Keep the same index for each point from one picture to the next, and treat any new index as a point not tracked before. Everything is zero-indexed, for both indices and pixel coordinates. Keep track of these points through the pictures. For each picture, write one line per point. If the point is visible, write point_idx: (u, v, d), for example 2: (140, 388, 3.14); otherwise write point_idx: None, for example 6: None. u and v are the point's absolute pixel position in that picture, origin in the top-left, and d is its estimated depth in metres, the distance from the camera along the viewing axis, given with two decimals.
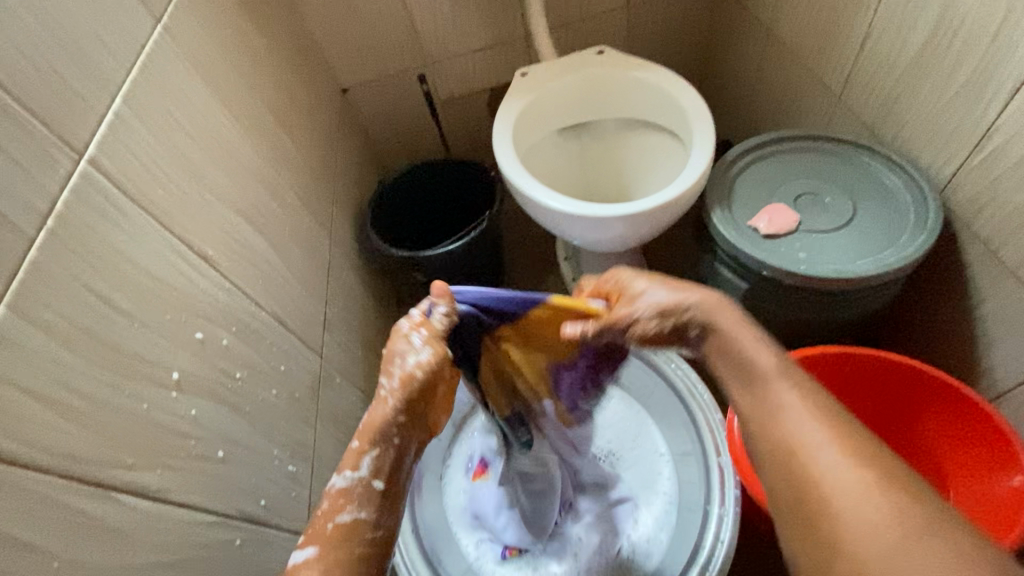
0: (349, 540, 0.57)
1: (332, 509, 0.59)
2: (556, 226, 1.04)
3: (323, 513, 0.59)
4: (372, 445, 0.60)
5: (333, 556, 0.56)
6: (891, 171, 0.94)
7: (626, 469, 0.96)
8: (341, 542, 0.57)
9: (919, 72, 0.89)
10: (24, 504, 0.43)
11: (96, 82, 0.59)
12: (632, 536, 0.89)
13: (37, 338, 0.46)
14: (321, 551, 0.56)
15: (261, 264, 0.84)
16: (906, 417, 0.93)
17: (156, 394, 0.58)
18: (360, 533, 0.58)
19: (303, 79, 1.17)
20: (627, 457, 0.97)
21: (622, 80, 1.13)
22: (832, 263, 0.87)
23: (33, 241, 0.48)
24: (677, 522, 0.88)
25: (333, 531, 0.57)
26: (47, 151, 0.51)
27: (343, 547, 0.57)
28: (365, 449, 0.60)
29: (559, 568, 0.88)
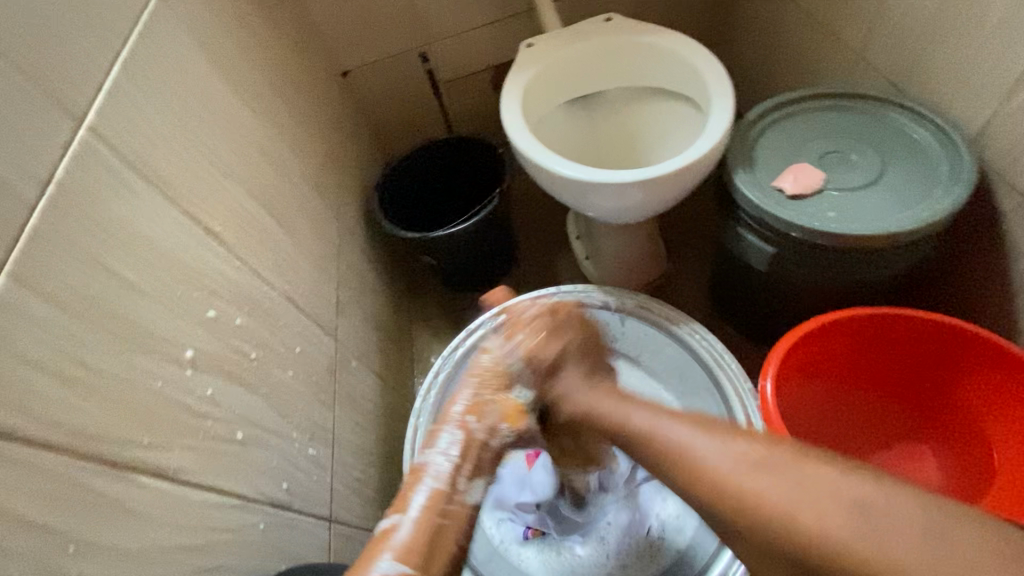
0: (434, 511, 0.58)
1: (416, 481, 0.61)
2: (572, 198, 1.01)
3: (409, 486, 0.61)
4: (453, 423, 0.65)
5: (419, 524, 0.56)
6: (919, 124, 0.91)
7: None
8: (426, 510, 0.57)
9: (948, 18, 0.85)
10: (37, 483, 0.40)
11: (92, 47, 0.56)
12: (660, 515, 0.87)
13: (43, 309, 0.43)
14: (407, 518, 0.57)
15: (272, 244, 0.81)
16: (940, 377, 0.90)
17: (170, 372, 0.55)
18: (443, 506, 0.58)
19: (303, 57, 1.13)
20: None
21: (633, 46, 1.09)
22: (862, 220, 0.84)
23: (33, 207, 0.45)
24: None
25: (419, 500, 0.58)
26: (44, 114, 0.48)
27: (428, 519, 0.57)
28: (444, 426, 0.66)
29: (584, 550, 0.86)
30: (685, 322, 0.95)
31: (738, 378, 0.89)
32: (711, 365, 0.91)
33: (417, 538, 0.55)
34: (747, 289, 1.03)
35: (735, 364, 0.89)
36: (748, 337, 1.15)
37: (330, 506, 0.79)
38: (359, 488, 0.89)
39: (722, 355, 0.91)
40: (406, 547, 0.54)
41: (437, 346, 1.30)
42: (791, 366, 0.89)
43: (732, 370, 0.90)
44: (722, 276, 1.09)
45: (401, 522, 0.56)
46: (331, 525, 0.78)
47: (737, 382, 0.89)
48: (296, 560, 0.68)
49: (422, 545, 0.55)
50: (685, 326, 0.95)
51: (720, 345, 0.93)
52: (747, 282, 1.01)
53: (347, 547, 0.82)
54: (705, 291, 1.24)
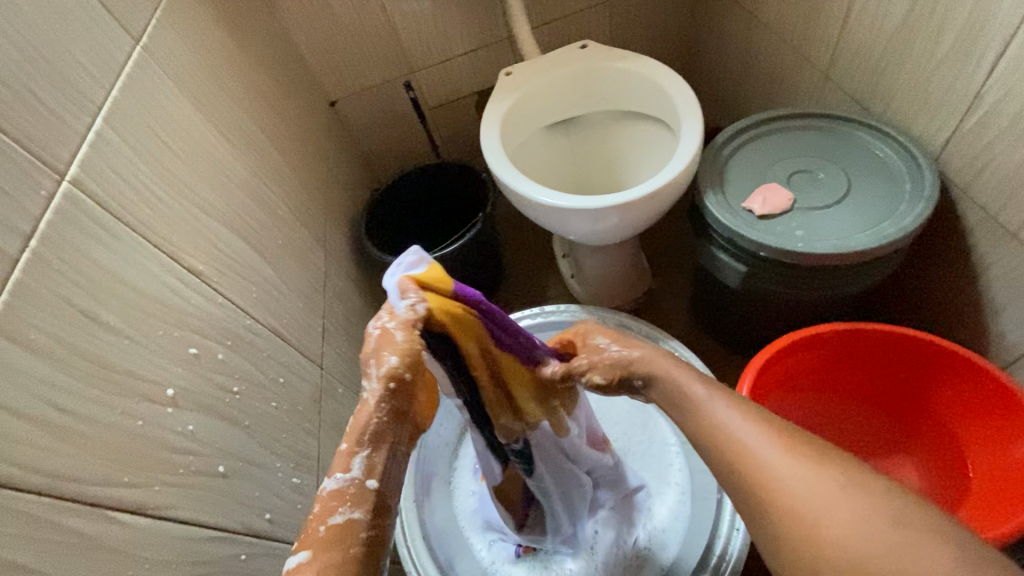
0: (346, 547, 0.47)
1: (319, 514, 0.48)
2: (551, 222, 1.04)
3: (313, 519, 0.48)
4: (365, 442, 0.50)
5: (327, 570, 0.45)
6: (883, 142, 0.93)
7: (637, 463, 0.95)
8: (336, 545, 0.46)
9: (904, 41, 0.88)
10: (18, 526, 0.42)
11: (75, 103, 0.59)
12: (648, 527, 0.88)
13: (25, 359, 0.46)
14: (313, 555, 0.46)
15: (255, 277, 0.84)
16: (918, 390, 0.92)
17: (151, 411, 0.57)
18: (358, 541, 0.48)
19: (289, 92, 1.17)
20: (636, 451, 0.96)
21: (607, 72, 1.13)
22: (830, 238, 0.86)
23: (15, 261, 0.48)
24: (692, 512, 0.87)
25: (325, 537, 0.47)
26: (28, 172, 0.51)
27: (339, 551, 0.46)
28: (357, 448, 0.50)
29: (573, 566, 0.88)
30: (664, 339, 0.97)
31: None
32: None
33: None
34: (725, 306, 1.05)
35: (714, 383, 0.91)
36: (730, 351, 1.17)
37: None
38: None
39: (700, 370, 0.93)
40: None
41: None
42: (767, 383, 0.90)
43: None
44: (701, 293, 1.11)
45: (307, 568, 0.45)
46: None
47: None
48: None
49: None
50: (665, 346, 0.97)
51: (698, 361, 0.95)
52: (724, 299, 1.03)
53: None
54: (688, 308, 1.26)
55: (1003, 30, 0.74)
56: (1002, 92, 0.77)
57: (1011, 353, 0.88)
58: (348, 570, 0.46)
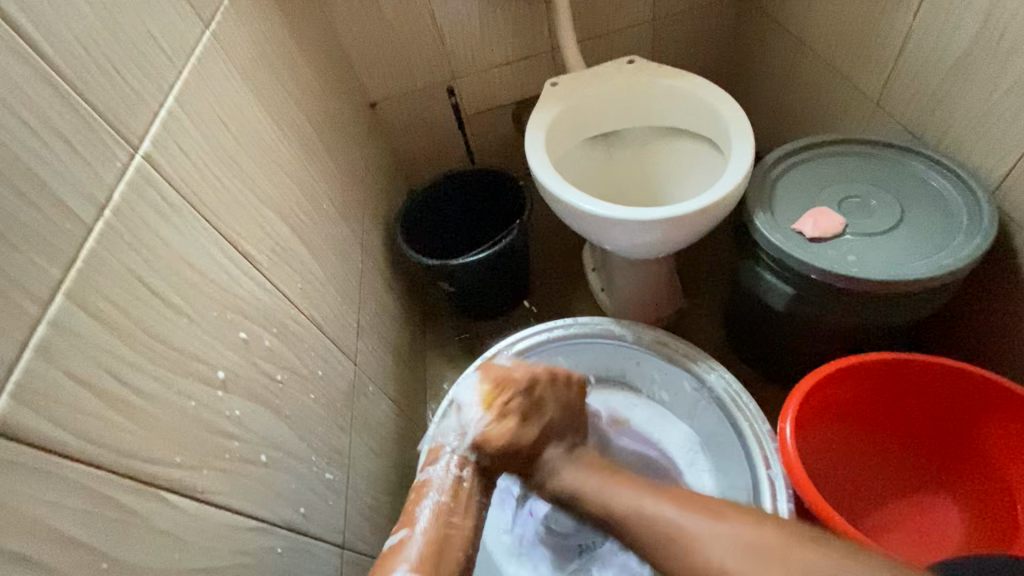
0: (444, 524, 0.71)
1: (419, 497, 0.74)
2: (595, 233, 1.03)
3: (414, 501, 0.74)
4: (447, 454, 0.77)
5: (423, 541, 0.68)
6: (937, 172, 0.92)
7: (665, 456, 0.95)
8: (426, 531, 0.69)
9: (965, 72, 0.87)
10: (73, 498, 0.41)
11: (150, 81, 0.60)
12: None
13: (91, 327, 0.45)
14: (413, 532, 0.70)
15: (300, 268, 0.83)
16: (963, 426, 0.90)
17: (203, 392, 0.56)
18: (445, 525, 0.70)
19: (336, 91, 1.18)
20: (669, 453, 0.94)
21: (655, 87, 1.13)
22: (883, 266, 0.84)
23: (90, 230, 0.47)
24: None
25: (424, 518, 0.71)
26: (105, 143, 0.51)
27: (434, 531, 0.69)
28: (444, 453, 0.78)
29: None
30: (703, 359, 0.94)
31: (756, 419, 0.88)
32: (728, 405, 0.90)
33: (425, 549, 0.68)
34: (765, 327, 1.03)
35: (754, 404, 0.88)
36: (764, 374, 1.14)
37: (343, 533, 0.78)
38: (370, 515, 0.89)
39: (740, 394, 0.90)
40: (417, 558, 0.67)
41: (450, 373, 1.31)
42: (810, 412, 0.88)
43: (750, 411, 0.89)
44: (740, 314, 1.09)
45: (411, 535, 0.69)
46: (343, 551, 0.78)
47: (755, 423, 0.87)
48: None
49: (431, 554, 0.67)
50: (703, 365, 0.94)
51: (738, 384, 0.92)
52: (765, 322, 1.02)
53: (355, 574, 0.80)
54: (721, 329, 1.24)
55: None
56: None
57: None
58: (434, 543, 0.68)
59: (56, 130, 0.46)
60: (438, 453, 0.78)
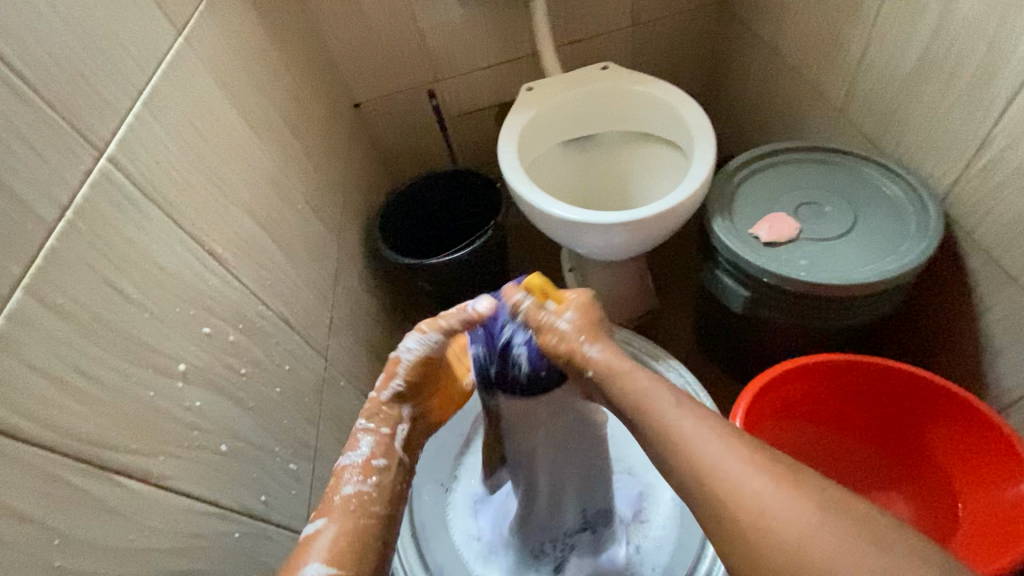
0: (356, 513, 0.58)
1: (338, 480, 0.60)
2: (561, 234, 1.06)
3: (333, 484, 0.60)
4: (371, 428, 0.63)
5: (343, 527, 0.56)
6: (890, 180, 0.95)
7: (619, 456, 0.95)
8: (348, 511, 0.58)
9: (918, 83, 0.90)
10: (28, 479, 0.44)
11: (118, 86, 0.63)
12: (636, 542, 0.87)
13: (50, 320, 0.48)
14: (335, 522, 0.57)
15: (270, 265, 0.86)
16: (910, 426, 0.93)
17: (163, 383, 0.59)
18: (367, 507, 0.59)
19: (316, 92, 1.21)
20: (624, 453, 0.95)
21: (625, 93, 1.16)
22: (834, 270, 0.87)
23: (51, 228, 0.50)
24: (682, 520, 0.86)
25: (343, 504, 0.58)
26: (69, 146, 0.54)
27: (353, 518, 0.57)
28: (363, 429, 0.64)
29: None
30: (665, 359, 0.97)
31: None
32: None
33: (340, 539, 0.55)
34: (727, 328, 1.06)
35: (712, 403, 0.91)
36: (727, 374, 1.17)
37: (306, 521, 0.82)
38: None
39: (698, 393, 0.93)
40: (333, 547, 0.55)
41: None
42: (763, 410, 0.91)
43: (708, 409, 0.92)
44: (704, 315, 1.12)
45: (324, 524, 0.57)
46: None
47: None
48: (266, 570, 0.70)
49: (348, 543, 0.55)
50: (665, 365, 0.97)
51: (697, 383, 0.95)
52: (725, 323, 1.05)
53: None
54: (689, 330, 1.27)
55: (1013, 80, 0.76)
56: (1009, 139, 0.78)
57: (1007, 398, 0.88)
58: (356, 531, 0.57)
59: (19, 135, 0.49)
60: (358, 421, 0.64)
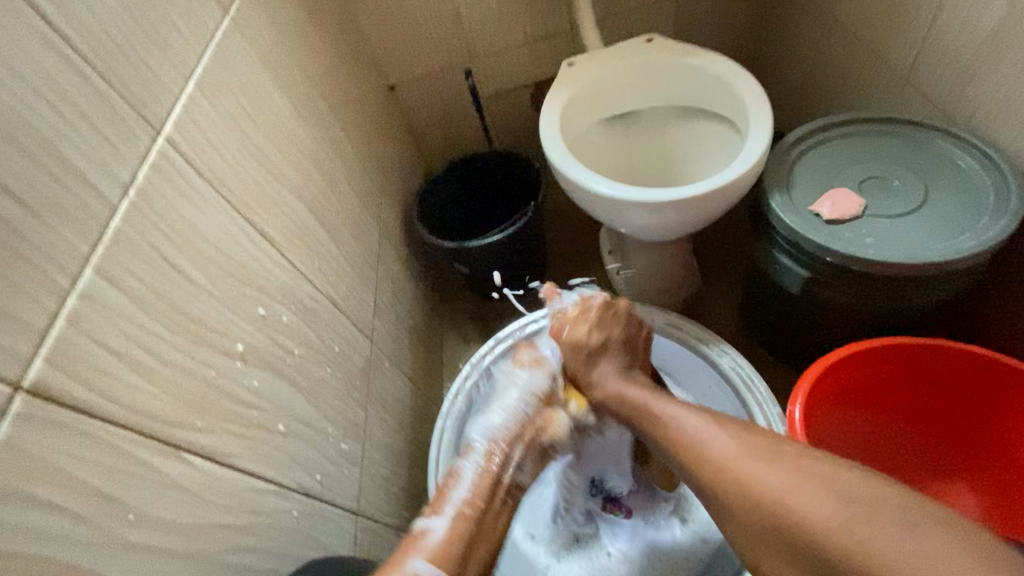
0: (466, 520, 0.62)
1: (451, 484, 0.66)
2: (607, 214, 1.03)
3: (446, 486, 0.66)
4: (492, 444, 0.70)
5: (453, 530, 0.61)
6: (964, 150, 0.89)
7: None
8: (460, 518, 0.62)
9: (998, 46, 0.83)
10: (102, 455, 0.44)
11: (171, 66, 0.62)
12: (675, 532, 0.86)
13: (117, 298, 0.48)
14: (446, 530, 0.61)
15: (317, 246, 0.86)
16: (982, 415, 0.88)
17: (222, 362, 0.60)
18: (472, 513, 0.63)
19: (355, 73, 1.20)
20: None
21: (673, 66, 1.11)
22: (903, 248, 0.83)
23: (116, 208, 0.50)
24: None
25: (455, 510, 0.63)
26: (129, 126, 0.54)
27: (464, 523, 0.62)
28: (483, 444, 0.70)
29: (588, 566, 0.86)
30: (716, 343, 0.95)
31: (767, 402, 0.89)
32: (740, 388, 0.91)
33: (448, 540, 0.60)
34: (780, 310, 1.02)
35: (765, 388, 0.89)
36: (779, 358, 1.13)
37: (358, 500, 0.82)
38: (384, 486, 0.92)
39: (751, 377, 0.91)
40: (440, 550, 0.59)
41: (466, 353, 1.34)
42: (821, 396, 0.87)
43: (761, 394, 0.89)
44: (756, 298, 1.08)
45: (437, 523, 0.62)
46: (358, 518, 0.81)
47: (765, 406, 0.88)
48: (324, 549, 0.71)
49: (456, 546, 0.60)
50: (716, 349, 0.95)
51: (750, 367, 0.93)
52: (780, 305, 1.01)
53: (371, 540, 0.84)
54: (737, 313, 1.24)
55: None
56: None
57: None
58: (463, 535, 0.61)
59: (80, 112, 0.48)
60: (488, 437, 0.71)
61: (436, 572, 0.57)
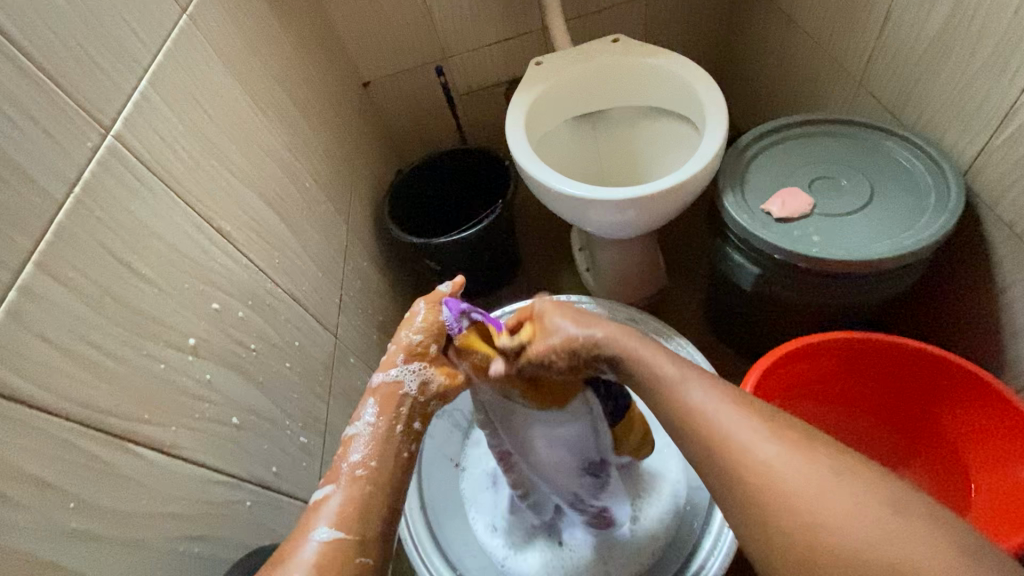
0: (365, 481, 0.58)
1: (346, 449, 0.61)
2: (569, 211, 1.05)
3: (342, 451, 0.61)
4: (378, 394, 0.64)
5: (351, 492, 0.56)
6: (910, 152, 0.92)
7: None
8: (358, 480, 0.58)
9: (941, 51, 0.86)
10: (45, 447, 0.46)
11: (122, 64, 0.63)
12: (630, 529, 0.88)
13: (61, 293, 0.49)
14: (344, 492, 0.56)
15: (278, 243, 0.87)
16: (926, 408, 0.91)
17: (173, 356, 0.61)
18: (371, 474, 0.59)
19: (324, 70, 1.20)
20: None
21: (636, 66, 1.13)
22: (847, 246, 0.85)
23: (61, 205, 0.51)
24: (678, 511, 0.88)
25: (353, 474, 0.58)
26: (76, 124, 0.55)
27: (363, 486, 0.57)
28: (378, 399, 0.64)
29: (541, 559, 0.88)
30: (674, 337, 0.98)
31: None
32: None
33: (351, 506, 0.55)
34: (737, 307, 1.05)
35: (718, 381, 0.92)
36: (739, 353, 1.16)
37: None
38: None
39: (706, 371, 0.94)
40: (341, 514, 0.54)
41: None
42: (771, 389, 0.90)
43: None
44: (716, 294, 1.11)
45: (335, 490, 0.57)
46: None
47: None
48: (279, 539, 0.72)
49: (354, 510, 0.55)
50: (674, 342, 0.97)
51: (705, 361, 0.96)
52: (737, 301, 1.03)
53: None
54: (699, 310, 1.26)
55: None
56: None
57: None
58: (364, 499, 0.56)
59: (23, 111, 0.49)
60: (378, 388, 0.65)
61: (337, 538, 0.52)
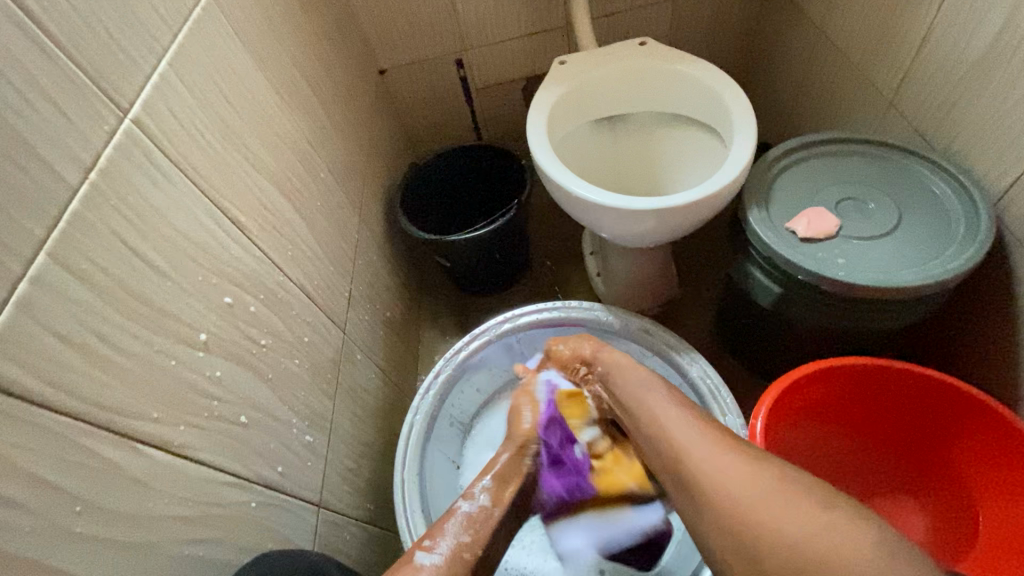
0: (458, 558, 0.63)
1: (446, 518, 0.68)
2: (588, 218, 1.03)
3: (442, 519, 0.68)
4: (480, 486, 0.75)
5: (447, 564, 0.61)
6: (940, 178, 0.90)
7: None
8: (453, 556, 0.63)
9: (980, 76, 0.84)
10: (51, 446, 0.44)
11: (144, 45, 0.60)
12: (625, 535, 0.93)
13: (73, 285, 0.47)
14: (443, 562, 0.61)
15: (291, 235, 0.84)
16: (937, 435, 0.91)
17: (184, 352, 0.59)
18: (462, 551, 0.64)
19: (342, 57, 1.17)
20: None
21: (664, 72, 1.10)
22: (873, 271, 0.84)
23: (75, 191, 0.49)
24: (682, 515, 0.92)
25: (450, 545, 0.64)
26: (94, 106, 0.52)
27: (458, 561, 0.62)
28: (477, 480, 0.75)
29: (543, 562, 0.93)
30: (687, 351, 0.96)
31: (731, 413, 0.90)
32: (705, 397, 0.93)
33: (447, 569, 0.61)
34: (753, 324, 1.03)
35: (730, 398, 0.90)
36: (749, 369, 1.15)
37: (321, 493, 0.82)
38: (349, 478, 0.92)
39: (718, 388, 0.92)
40: None
41: (441, 346, 1.34)
42: (783, 410, 0.89)
43: (726, 403, 0.91)
44: (730, 308, 1.09)
45: (433, 551, 0.62)
46: (319, 510, 0.81)
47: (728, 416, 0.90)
48: (283, 541, 0.71)
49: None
50: (686, 357, 0.96)
51: (718, 377, 0.94)
52: (753, 318, 1.02)
53: (333, 532, 0.84)
54: (710, 322, 1.25)
55: None
56: None
57: None
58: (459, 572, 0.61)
59: (41, 90, 0.47)
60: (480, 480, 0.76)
61: None
